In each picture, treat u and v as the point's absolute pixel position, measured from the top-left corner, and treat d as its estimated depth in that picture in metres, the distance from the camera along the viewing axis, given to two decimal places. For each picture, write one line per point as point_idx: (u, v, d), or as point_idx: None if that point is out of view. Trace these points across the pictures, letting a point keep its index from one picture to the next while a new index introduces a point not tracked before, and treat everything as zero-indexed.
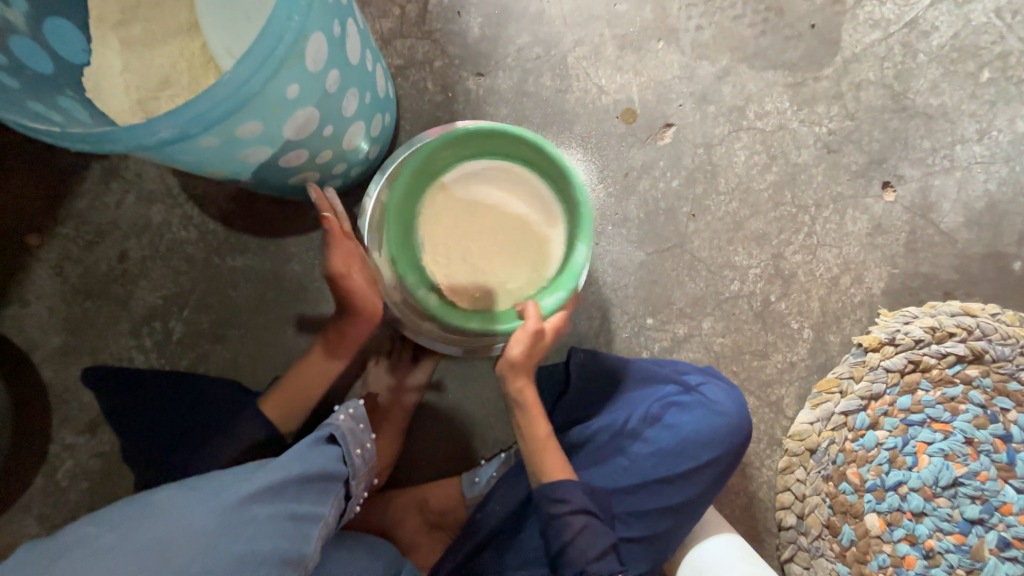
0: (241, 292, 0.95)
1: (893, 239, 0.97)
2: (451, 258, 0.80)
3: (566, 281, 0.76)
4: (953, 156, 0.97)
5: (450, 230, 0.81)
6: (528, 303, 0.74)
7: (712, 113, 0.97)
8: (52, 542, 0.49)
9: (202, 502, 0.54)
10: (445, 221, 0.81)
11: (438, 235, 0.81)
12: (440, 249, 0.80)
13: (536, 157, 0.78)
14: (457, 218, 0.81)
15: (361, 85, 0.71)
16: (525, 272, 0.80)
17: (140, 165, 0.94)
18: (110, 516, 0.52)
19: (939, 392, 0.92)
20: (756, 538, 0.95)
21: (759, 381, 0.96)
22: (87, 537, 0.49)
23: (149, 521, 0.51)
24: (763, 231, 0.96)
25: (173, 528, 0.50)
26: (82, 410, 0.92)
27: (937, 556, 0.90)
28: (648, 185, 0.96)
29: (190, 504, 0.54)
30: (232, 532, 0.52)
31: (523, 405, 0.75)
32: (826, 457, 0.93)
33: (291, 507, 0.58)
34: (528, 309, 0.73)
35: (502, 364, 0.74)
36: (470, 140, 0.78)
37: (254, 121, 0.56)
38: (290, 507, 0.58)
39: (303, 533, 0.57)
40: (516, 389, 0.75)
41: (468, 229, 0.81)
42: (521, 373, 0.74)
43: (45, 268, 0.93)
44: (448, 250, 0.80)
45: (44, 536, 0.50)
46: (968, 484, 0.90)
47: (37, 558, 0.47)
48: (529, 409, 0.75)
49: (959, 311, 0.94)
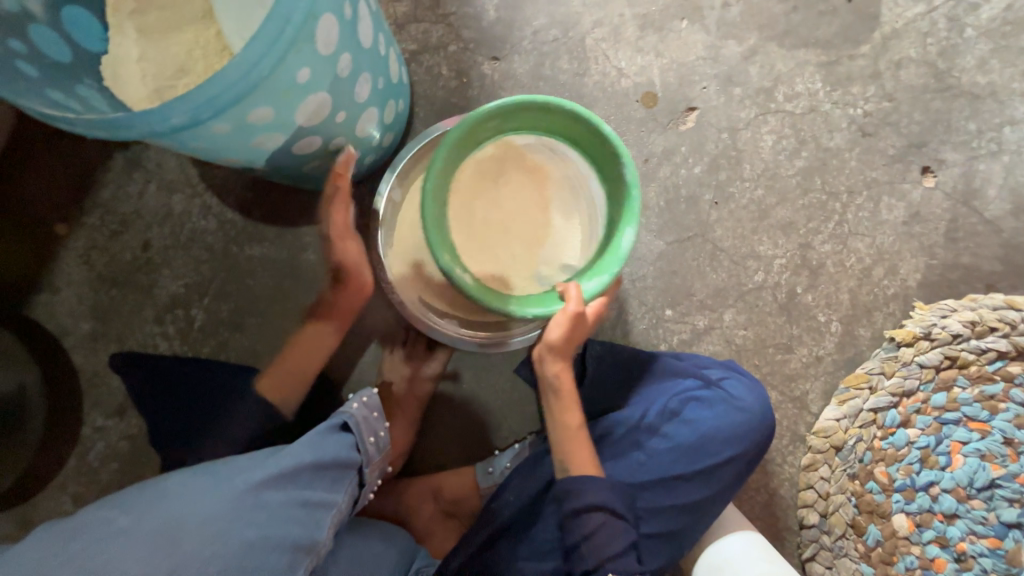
0: (259, 281, 0.96)
1: (931, 227, 0.91)
2: (482, 240, 0.75)
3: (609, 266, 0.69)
4: (1000, 139, 0.90)
5: (487, 211, 0.76)
6: (571, 285, 0.69)
7: (738, 95, 0.92)
8: (71, 522, 0.49)
9: (216, 487, 0.54)
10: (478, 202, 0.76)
11: (473, 213, 0.75)
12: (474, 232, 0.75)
13: (584, 138, 0.73)
14: (493, 198, 0.76)
15: (374, 70, 0.69)
16: (562, 253, 0.76)
17: (161, 155, 0.96)
18: (126, 498, 0.52)
19: (977, 390, 0.87)
20: (777, 536, 0.92)
21: (783, 376, 0.93)
22: (105, 519, 0.49)
23: (162, 507, 0.50)
24: (790, 219, 0.92)
25: (187, 512, 0.50)
26: (110, 394, 0.95)
27: (969, 559, 0.86)
28: (669, 171, 0.93)
29: (205, 489, 0.53)
30: (244, 518, 0.52)
31: (560, 391, 0.74)
32: (853, 455, 0.89)
33: (305, 494, 0.58)
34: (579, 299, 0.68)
35: (541, 345, 0.73)
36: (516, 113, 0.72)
37: (265, 106, 0.55)
38: (303, 494, 0.58)
39: (316, 520, 0.58)
40: (553, 373, 0.74)
41: (507, 211, 0.76)
42: (562, 358, 0.73)
43: (73, 257, 0.96)
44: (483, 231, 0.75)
45: (64, 517, 0.50)
46: (1005, 487, 0.86)
47: (56, 537, 0.47)
48: (564, 394, 0.74)
49: (1003, 304, 0.89)
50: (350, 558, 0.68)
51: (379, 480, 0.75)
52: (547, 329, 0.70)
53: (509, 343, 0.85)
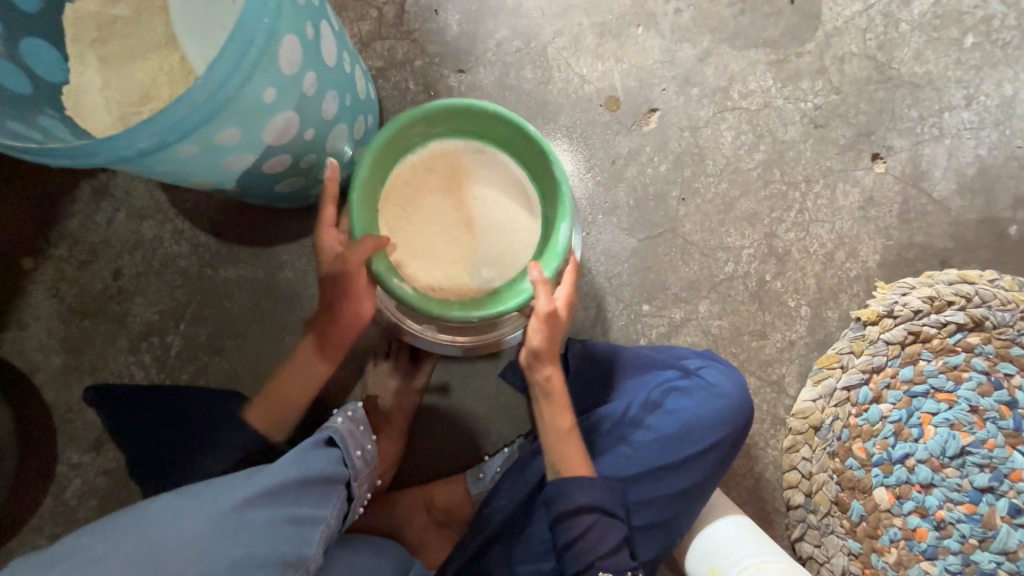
0: (236, 303, 0.95)
1: (885, 210, 0.96)
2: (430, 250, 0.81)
3: (551, 262, 0.75)
4: (941, 124, 0.96)
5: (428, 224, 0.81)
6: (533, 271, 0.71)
7: (696, 95, 0.96)
8: (47, 553, 0.48)
9: (199, 508, 0.53)
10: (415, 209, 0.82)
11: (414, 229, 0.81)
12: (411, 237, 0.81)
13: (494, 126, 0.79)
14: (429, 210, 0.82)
15: (340, 87, 0.71)
16: (506, 242, 0.82)
17: (128, 182, 0.95)
18: (104, 525, 0.51)
19: (941, 362, 0.91)
20: (765, 519, 0.94)
21: (759, 362, 0.95)
22: (82, 548, 0.48)
23: (141, 536, 0.49)
24: (754, 210, 0.96)
25: (169, 535, 0.50)
26: (86, 429, 0.93)
27: (948, 527, 0.89)
28: (636, 171, 0.96)
29: (187, 510, 0.53)
30: (229, 538, 0.51)
31: (551, 395, 0.74)
32: (831, 434, 0.92)
33: (291, 511, 0.58)
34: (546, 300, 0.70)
35: (528, 353, 0.74)
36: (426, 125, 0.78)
37: (233, 127, 0.55)
38: (289, 510, 0.58)
39: (304, 536, 0.57)
40: (544, 377, 0.74)
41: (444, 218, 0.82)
42: (549, 361, 0.74)
43: (41, 290, 0.94)
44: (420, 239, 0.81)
45: (39, 549, 0.48)
46: (975, 453, 0.89)
47: (33, 569, 0.45)
48: (555, 396, 0.74)
49: (957, 279, 0.93)
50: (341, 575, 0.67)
51: (369, 494, 0.74)
52: (529, 336, 0.73)
53: (503, 341, 0.84)
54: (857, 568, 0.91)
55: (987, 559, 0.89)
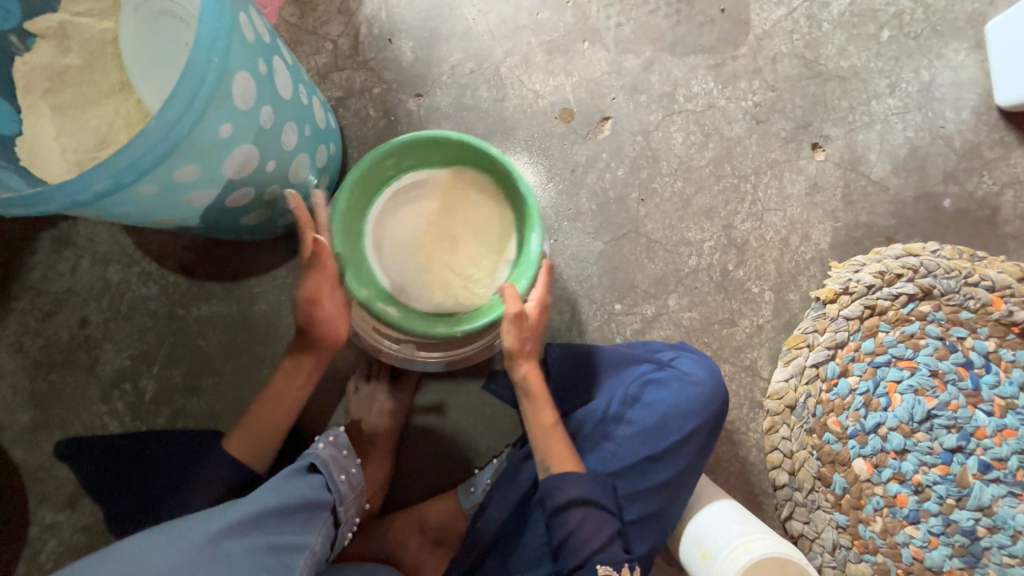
0: (210, 340, 0.94)
1: (830, 194, 1.02)
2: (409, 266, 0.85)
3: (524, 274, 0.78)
4: (870, 111, 1.03)
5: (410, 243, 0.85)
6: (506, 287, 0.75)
7: (645, 102, 1.02)
8: None
9: (172, 543, 0.52)
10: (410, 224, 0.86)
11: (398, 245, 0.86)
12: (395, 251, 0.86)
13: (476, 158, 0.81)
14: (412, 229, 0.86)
15: (298, 118, 0.73)
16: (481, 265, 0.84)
17: (91, 229, 0.93)
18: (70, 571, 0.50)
19: (899, 332, 0.96)
20: (755, 502, 0.97)
21: (731, 348, 0.99)
22: None
23: (112, 572, 0.48)
24: (710, 205, 1.01)
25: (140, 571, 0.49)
26: (58, 487, 0.89)
27: (926, 490, 0.93)
28: (596, 177, 1.00)
29: (159, 547, 0.52)
30: (204, 568, 0.50)
31: (532, 394, 0.76)
32: (807, 411, 0.96)
33: (272, 540, 0.57)
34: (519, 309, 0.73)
35: (504, 355, 0.77)
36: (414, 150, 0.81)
37: (191, 164, 0.57)
38: (270, 539, 0.57)
39: (286, 564, 0.57)
40: (522, 376, 0.76)
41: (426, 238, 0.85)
42: (527, 358, 0.76)
43: (3, 346, 0.91)
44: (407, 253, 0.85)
45: None
46: (941, 415, 0.94)
47: None
48: (535, 394, 0.76)
49: (902, 253, 0.99)
50: None
51: (357, 518, 0.74)
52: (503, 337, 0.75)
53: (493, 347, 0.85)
54: (846, 540, 0.93)
55: (966, 517, 0.92)
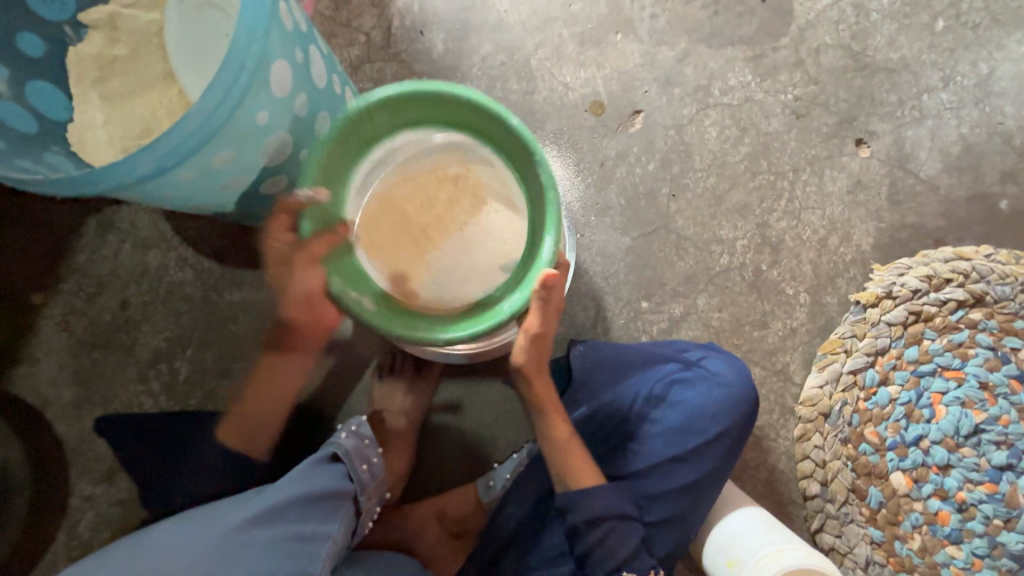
0: (241, 325, 0.97)
1: (874, 193, 0.97)
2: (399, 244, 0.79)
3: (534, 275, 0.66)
4: (921, 106, 0.98)
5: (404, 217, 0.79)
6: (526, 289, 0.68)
7: (678, 95, 0.99)
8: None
9: (204, 532, 0.57)
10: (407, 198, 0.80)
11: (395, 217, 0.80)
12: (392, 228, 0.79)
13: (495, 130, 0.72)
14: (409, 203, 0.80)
15: (332, 108, 0.74)
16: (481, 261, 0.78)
17: (132, 215, 0.97)
18: (122, 551, 0.57)
19: (946, 340, 0.91)
20: (783, 511, 0.93)
21: (762, 351, 0.95)
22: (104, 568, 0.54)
23: (153, 556, 0.54)
24: (745, 202, 0.97)
25: (176, 558, 0.54)
26: (97, 460, 0.93)
27: (971, 508, 0.88)
28: (625, 171, 0.98)
29: (193, 534, 0.57)
30: (231, 557, 0.54)
31: (540, 407, 0.75)
32: (842, 420, 0.91)
33: (295, 529, 0.60)
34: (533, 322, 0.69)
35: (513, 368, 0.75)
36: (422, 104, 0.73)
37: (228, 150, 0.58)
38: (293, 529, 0.59)
39: (309, 553, 0.58)
40: (530, 391, 0.75)
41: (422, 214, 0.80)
42: (536, 377, 0.75)
43: (50, 325, 0.96)
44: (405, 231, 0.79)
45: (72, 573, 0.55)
46: (990, 430, 0.88)
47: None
48: (547, 408, 0.75)
49: (952, 256, 0.94)
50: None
51: (378, 507, 0.75)
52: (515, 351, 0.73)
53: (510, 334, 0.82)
54: (880, 556, 0.89)
55: (1014, 540, 0.86)
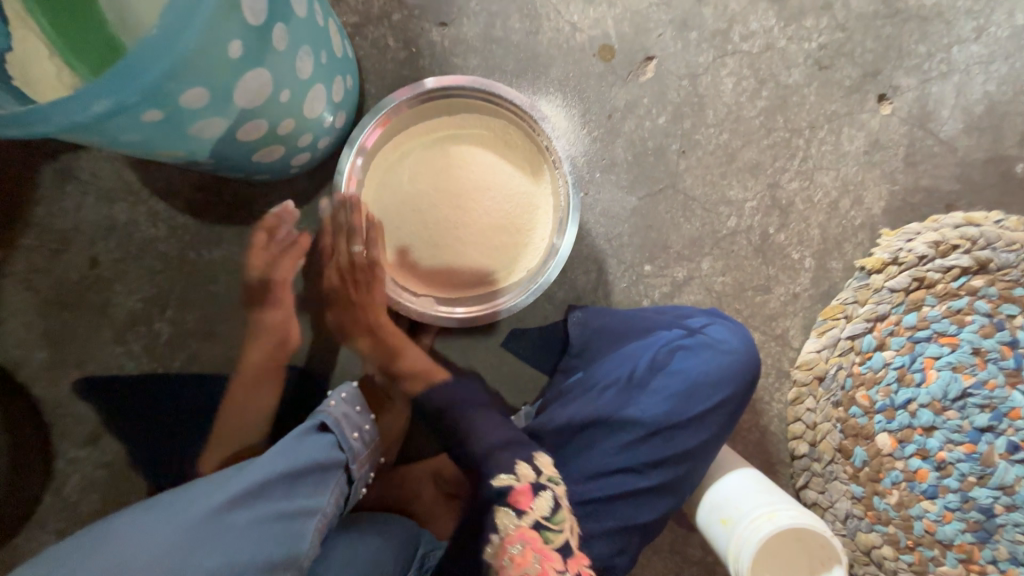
0: (224, 285, 0.91)
1: (891, 153, 0.93)
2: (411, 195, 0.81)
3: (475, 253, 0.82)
4: (950, 59, 0.92)
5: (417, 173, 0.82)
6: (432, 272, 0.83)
7: (695, 39, 0.91)
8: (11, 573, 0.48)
9: (170, 520, 0.51)
10: (414, 161, 0.82)
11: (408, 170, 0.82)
12: (400, 189, 0.82)
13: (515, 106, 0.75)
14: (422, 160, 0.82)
15: (313, 42, 0.65)
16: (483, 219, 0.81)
17: (95, 163, 0.89)
18: (59, 552, 0.49)
19: (945, 307, 0.91)
20: (771, 470, 0.96)
21: (763, 317, 0.94)
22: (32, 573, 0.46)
23: (99, 554, 0.47)
24: (757, 160, 0.93)
25: (133, 549, 0.48)
26: (80, 422, 0.90)
27: (948, 467, 0.91)
28: (634, 125, 0.91)
29: (156, 524, 0.51)
30: (209, 544, 0.50)
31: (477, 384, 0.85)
32: (835, 384, 0.92)
33: (280, 506, 0.57)
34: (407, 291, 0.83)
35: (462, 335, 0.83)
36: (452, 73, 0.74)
37: (197, 88, 0.50)
38: (278, 506, 0.57)
39: (295, 531, 0.57)
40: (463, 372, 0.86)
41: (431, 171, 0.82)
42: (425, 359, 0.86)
43: (15, 283, 0.89)
44: (412, 192, 0.81)
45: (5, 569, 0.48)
46: (976, 394, 0.90)
47: None
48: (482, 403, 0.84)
49: (962, 222, 0.92)
50: (359, 544, 0.69)
51: (372, 474, 0.75)
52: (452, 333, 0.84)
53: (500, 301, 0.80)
54: (859, 510, 0.93)
55: (985, 495, 0.91)
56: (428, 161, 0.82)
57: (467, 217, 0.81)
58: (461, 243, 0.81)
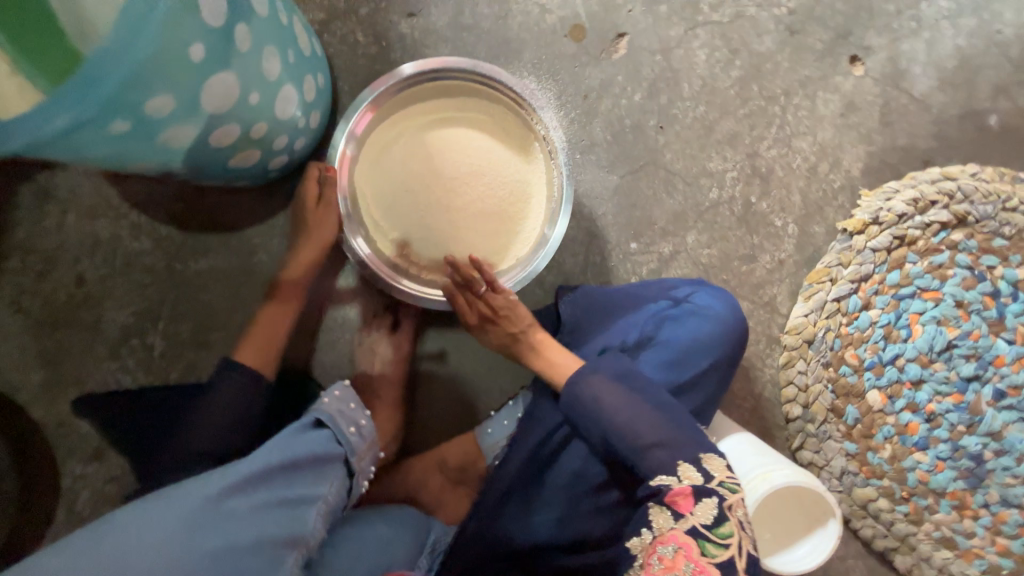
0: (214, 294, 0.91)
1: (867, 114, 0.94)
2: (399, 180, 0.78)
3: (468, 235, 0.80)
4: (917, 17, 0.93)
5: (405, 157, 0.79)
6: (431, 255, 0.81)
7: (665, 14, 0.91)
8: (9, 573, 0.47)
9: (167, 508, 0.52)
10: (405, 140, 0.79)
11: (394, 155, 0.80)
12: (385, 172, 0.79)
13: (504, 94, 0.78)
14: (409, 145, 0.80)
15: (277, 40, 0.64)
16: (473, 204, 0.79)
17: (72, 181, 0.88)
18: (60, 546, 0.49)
19: (927, 263, 0.92)
20: (767, 434, 0.98)
21: (750, 286, 0.96)
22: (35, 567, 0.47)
23: (101, 546, 0.48)
24: (735, 131, 0.93)
25: (135, 537, 0.49)
26: (83, 440, 0.90)
27: (938, 418, 0.94)
28: (610, 104, 0.91)
29: (153, 513, 0.51)
30: (211, 527, 0.51)
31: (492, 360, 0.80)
32: (824, 346, 0.94)
33: (280, 495, 0.58)
34: (499, 283, 0.76)
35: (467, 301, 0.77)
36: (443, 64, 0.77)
37: (161, 94, 0.49)
38: (278, 494, 0.58)
39: (299, 515, 0.58)
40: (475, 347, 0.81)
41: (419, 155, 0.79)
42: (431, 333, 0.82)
43: (3, 307, 0.89)
44: (398, 175, 0.79)
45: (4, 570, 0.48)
46: (962, 345, 0.92)
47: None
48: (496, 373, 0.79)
49: (939, 177, 0.93)
50: (369, 535, 0.70)
51: (373, 467, 0.75)
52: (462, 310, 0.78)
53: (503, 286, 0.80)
54: (854, 467, 0.96)
55: (974, 442, 0.94)
56: (418, 143, 0.80)
57: (456, 202, 0.79)
58: (449, 233, 0.80)
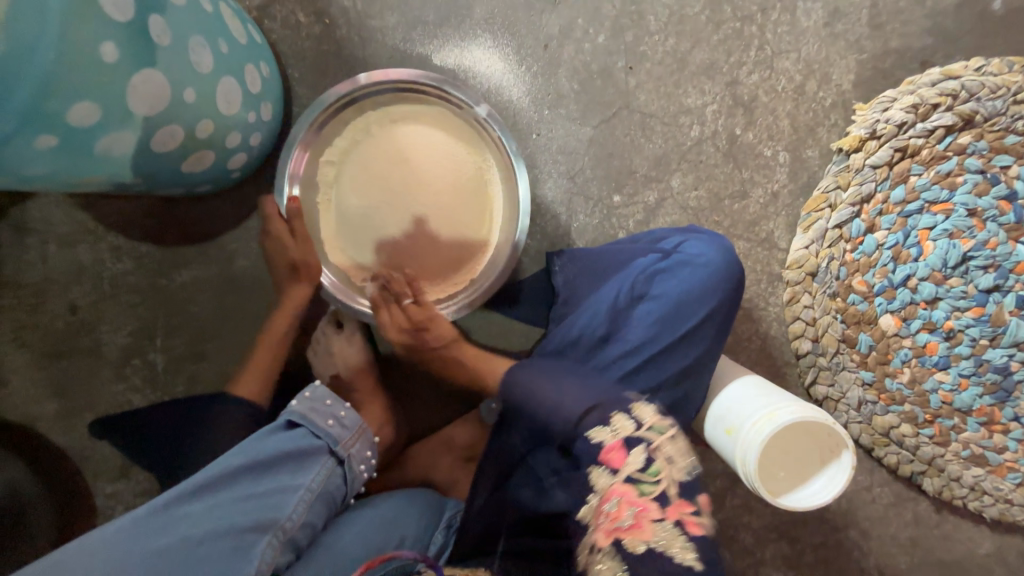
0: (202, 304, 0.91)
1: (853, 21, 0.87)
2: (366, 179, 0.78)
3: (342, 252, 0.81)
4: None
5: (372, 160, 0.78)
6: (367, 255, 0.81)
7: None
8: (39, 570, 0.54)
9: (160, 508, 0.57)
10: (376, 138, 0.79)
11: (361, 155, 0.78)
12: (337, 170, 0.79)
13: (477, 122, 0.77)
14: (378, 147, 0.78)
15: (203, 30, 0.61)
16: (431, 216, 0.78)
17: (44, 210, 0.88)
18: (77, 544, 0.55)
19: (933, 172, 0.86)
20: (778, 374, 0.95)
21: (745, 223, 0.91)
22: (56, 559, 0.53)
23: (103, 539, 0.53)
24: (710, 60, 0.87)
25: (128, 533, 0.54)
26: (104, 461, 0.93)
27: (958, 335, 0.89)
28: (574, 50, 0.86)
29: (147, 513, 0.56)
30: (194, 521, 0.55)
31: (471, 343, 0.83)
32: (830, 276, 0.89)
33: (253, 489, 0.60)
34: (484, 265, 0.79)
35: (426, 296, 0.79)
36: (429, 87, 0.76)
37: (83, 100, 0.48)
38: (250, 489, 0.60)
39: (274, 503, 0.60)
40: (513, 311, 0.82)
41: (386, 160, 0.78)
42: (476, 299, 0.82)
43: (6, 344, 0.91)
44: (350, 173, 0.78)
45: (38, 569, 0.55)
46: (978, 257, 0.87)
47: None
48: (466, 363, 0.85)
49: (939, 78, 0.85)
50: (372, 517, 0.70)
51: (371, 454, 0.75)
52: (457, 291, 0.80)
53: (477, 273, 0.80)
54: (872, 396, 0.93)
55: (999, 355, 0.89)
56: (382, 143, 0.79)
57: (414, 209, 0.78)
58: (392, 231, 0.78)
